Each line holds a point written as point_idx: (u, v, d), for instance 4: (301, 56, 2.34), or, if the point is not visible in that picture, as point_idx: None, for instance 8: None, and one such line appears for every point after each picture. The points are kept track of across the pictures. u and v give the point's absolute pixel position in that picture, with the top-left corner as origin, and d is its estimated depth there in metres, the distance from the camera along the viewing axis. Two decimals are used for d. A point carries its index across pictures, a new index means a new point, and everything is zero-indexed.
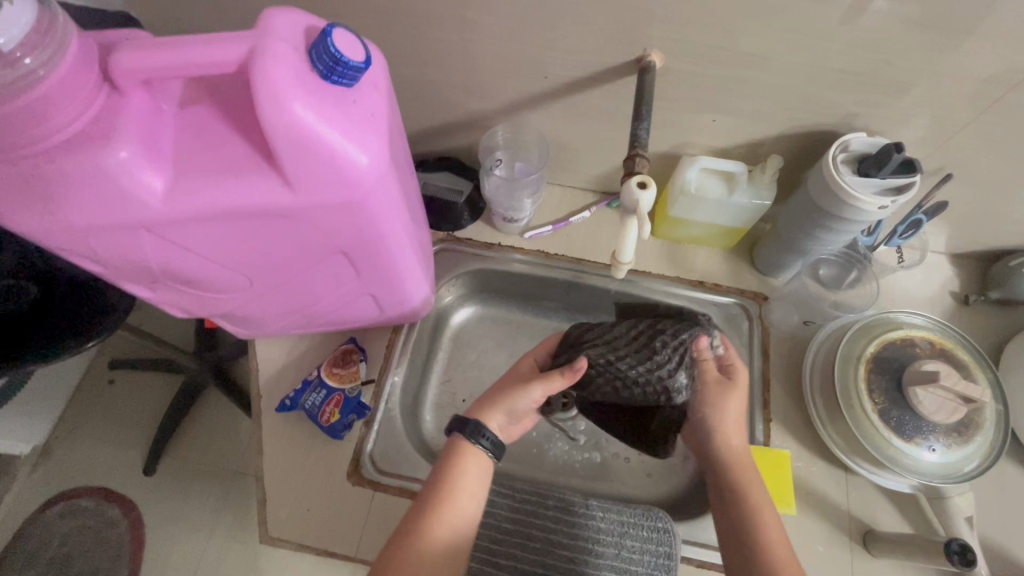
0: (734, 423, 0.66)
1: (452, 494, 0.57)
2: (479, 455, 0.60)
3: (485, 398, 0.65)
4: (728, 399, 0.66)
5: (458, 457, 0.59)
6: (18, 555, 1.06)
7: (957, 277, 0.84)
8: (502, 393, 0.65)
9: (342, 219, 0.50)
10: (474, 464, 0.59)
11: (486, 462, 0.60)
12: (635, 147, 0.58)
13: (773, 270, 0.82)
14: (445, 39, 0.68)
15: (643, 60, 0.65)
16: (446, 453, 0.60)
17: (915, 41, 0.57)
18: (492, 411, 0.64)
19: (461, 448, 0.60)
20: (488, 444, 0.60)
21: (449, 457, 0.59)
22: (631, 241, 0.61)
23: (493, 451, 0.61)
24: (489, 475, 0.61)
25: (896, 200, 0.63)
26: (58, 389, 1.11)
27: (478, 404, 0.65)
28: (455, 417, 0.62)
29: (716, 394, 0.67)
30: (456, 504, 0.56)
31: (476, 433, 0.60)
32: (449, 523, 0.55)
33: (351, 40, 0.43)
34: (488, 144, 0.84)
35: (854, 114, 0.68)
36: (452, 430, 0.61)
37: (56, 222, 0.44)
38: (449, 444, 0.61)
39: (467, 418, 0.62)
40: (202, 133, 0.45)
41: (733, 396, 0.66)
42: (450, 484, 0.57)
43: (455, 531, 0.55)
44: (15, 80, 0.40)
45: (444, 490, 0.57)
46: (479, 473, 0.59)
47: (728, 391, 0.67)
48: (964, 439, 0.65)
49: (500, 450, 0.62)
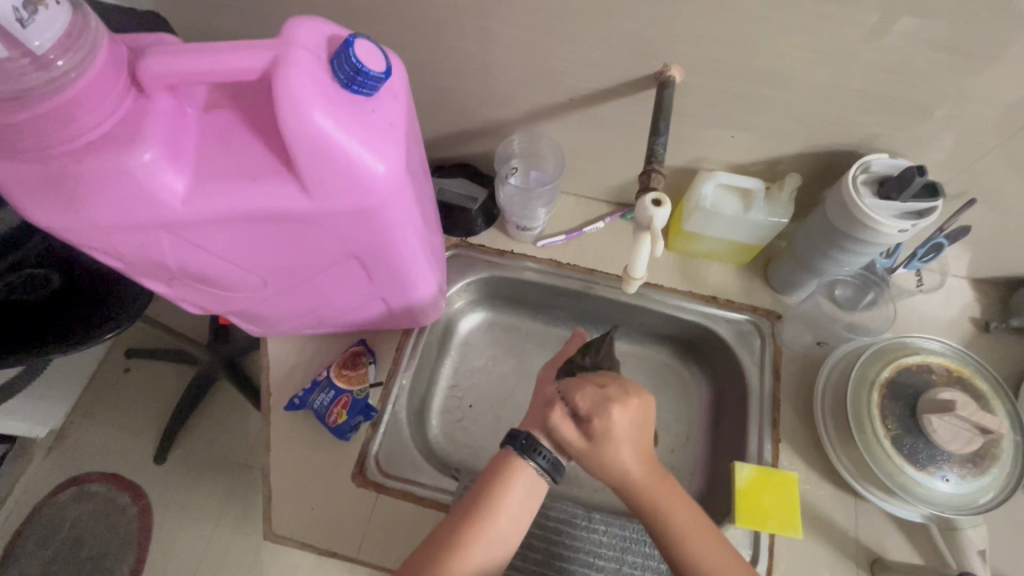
0: (631, 463, 0.56)
1: (494, 514, 0.54)
2: (530, 470, 0.57)
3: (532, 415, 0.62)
4: (609, 451, 0.56)
5: (510, 474, 0.56)
6: (31, 536, 1.08)
7: (978, 303, 0.82)
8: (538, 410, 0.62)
9: (356, 226, 0.50)
10: (525, 479, 0.57)
11: (540, 482, 0.57)
12: (651, 162, 0.58)
13: (787, 288, 0.81)
14: (466, 48, 0.69)
15: (662, 75, 0.65)
16: (496, 465, 0.57)
17: (939, 63, 0.56)
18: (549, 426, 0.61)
19: (512, 465, 0.57)
20: (544, 462, 0.57)
21: (499, 470, 0.57)
22: (644, 257, 0.60)
23: (549, 471, 0.58)
24: (539, 497, 0.57)
25: (915, 225, 0.62)
26: (75, 375, 1.14)
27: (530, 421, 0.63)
28: (509, 431, 0.59)
29: (597, 460, 0.56)
30: (496, 524, 0.54)
31: (530, 449, 0.57)
32: (487, 544, 0.53)
33: (373, 51, 0.44)
34: (504, 151, 0.84)
35: (876, 135, 0.67)
36: (506, 444, 0.59)
37: (79, 220, 0.45)
38: (502, 456, 0.58)
39: (523, 432, 0.59)
40: (223, 136, 0.46)
41: (607, 447, 0.56)
42: (495, 503, 0.55)
43: (492, 552, 0.53)
44: (48, 82, 0.41)
45: (487, 507, 0.54)
46: (527, 490, 0.56)
47: (601, 449, 0.56)
48: (979, 471, 0.64)
49: (558, 471, 0.58)
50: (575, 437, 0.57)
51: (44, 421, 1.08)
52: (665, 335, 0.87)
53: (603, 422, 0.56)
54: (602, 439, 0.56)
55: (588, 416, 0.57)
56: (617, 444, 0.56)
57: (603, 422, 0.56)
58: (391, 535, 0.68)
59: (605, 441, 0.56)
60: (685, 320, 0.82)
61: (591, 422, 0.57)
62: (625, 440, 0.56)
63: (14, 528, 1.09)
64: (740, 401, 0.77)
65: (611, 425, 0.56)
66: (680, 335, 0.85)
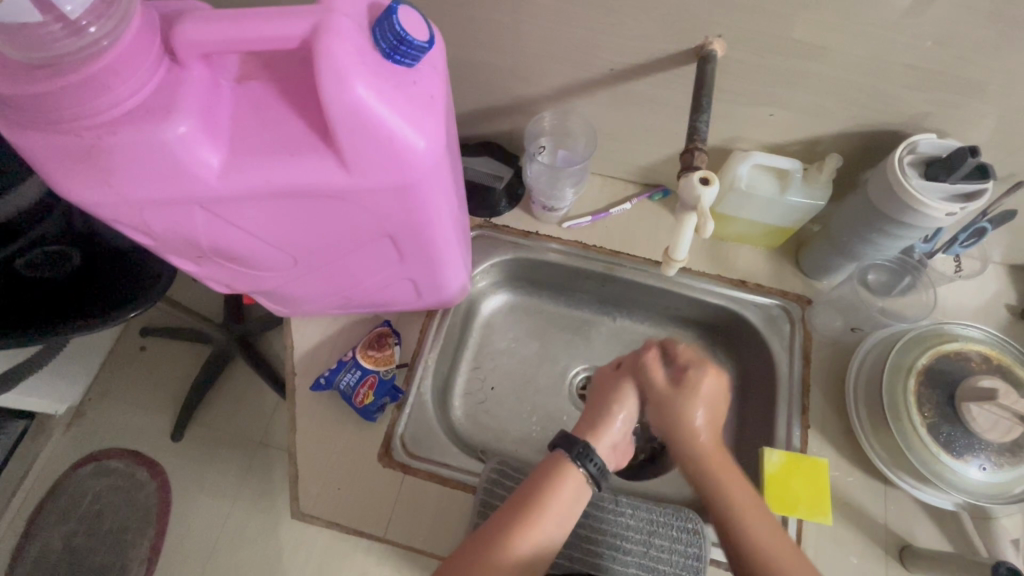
0: (706, 425, 0.61)
1: (541, 514, 0.53)
2: (579, 477, 0.56)
3: (596, 408, 0.64)
4: (691, 402, 0.61)
5: (560, 477, 0.56)
6: (53, 509, 1.10)
7: (1015, 290, 0.80)
8: (599, 408, 0.64)
9: (393, 203, 0.49)
10: (573, 484, 0.56)
11: (586, 488, 0.57)
12: (693, 140, 0.56)
13: (819, 273, 0.79)
14: (498, 20, 0.66)
15: (703, 48, 0.62)
16: (546, 466, 0.57)
17: (999, 36, 0.54)
18: (601, 434, 0.62)
19: (563, 467, 0.57)
20: (593, 470, 0.57)
21: (549, 473, 0.56)
22: (687, 238, 0.59)
23: (595, 478, 0.57)
24: (583, 503, 0.57)
25: (964, 208, 0.60)
26: (94, 352, 1.14)
27: (582, 427, 0.63)
28: (563, 434, 0.59)
29: (678, 408, 0.62)
30: (541, 526, 0.53)
31: (583, 456, 0.57)
32: (533, 545, 0.52)
33: (416, 19, 0.42)
34: (533, 130, 0.82)
35: (923, 114, 0.64)
36: (557, 447, 0.58)
37: (113, 194, 0.44)
38: (552, 460, 0.58)
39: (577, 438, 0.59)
40: (258, 108, 0.44)
41: (690, 395, 0.62)
42: (542, 504, 0.54)
43: (537, 553, 0.52)
44: (82, 48, 0.39)
45: (533, 505, 0.53)
46: (574, 494, 0.56)
47: (684, 396, 0.62)
48: (1017, 460, 0.63)
49: (603, 480, 0.58)
50: (661, 379, 0.64)
51: (63, 398, 1.09)
52: (692, 320, 0.85)
53: (696, 374, 0.63)
54: (688, 388, 0.62)
55: (685, 365, 0.64)
56: (700, 400, 0.62)
57: (696, 369, 0.64)
58: (417, 515, 0.68)
59: (690, 394, 0.62)
60: (715, 305, 0.81)
61: (685, 371, 0.64)
62: (706, 401, 0.62)
63: (36, 501, 1.10)
64: (768, 386, 0.76)
65: (700, 379, 0.63)
66: (706, 320, 0.84)
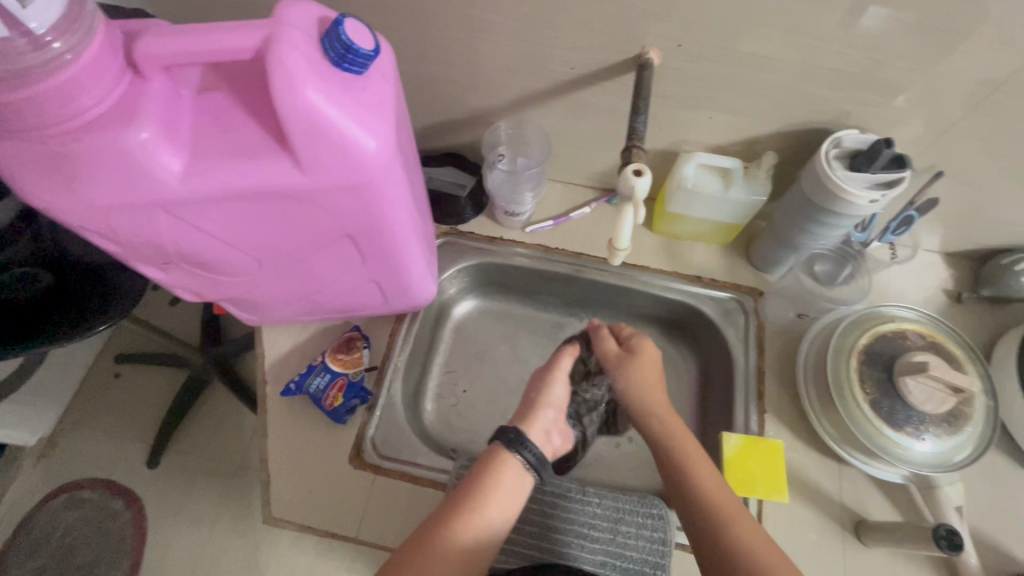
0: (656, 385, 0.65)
1: (482, 504, 0.55)
2: (519, 465, 0.58)
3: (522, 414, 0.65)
4: (636, 364, 0.67)
5: (494, 474, 0.57)
6: (23, 544, 1.07)
7: (949, 275, 0.86)
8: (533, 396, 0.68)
9: (350, 203, 0.52)
10: (513, 474, 0.58)
11: (527, 478, 0.59)
12: (631, 138, 0.61)
13: (767, 266, 0.84)
14: (451, 37, 0.70)
15: (641, 57, 0.67)
16: (486, 460, 0.59)
17: (904, 39, 0.59)
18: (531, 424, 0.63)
19: (501, 459, 0.58)
20: (532, 457, 0.59)
21: (489, 464, 0.58)
22: (627, 228, 0.64)
23: (536, 466, 0.59)
24: (524, 493, 0.58)
25: (885, 195, 0.65)
26: (65, 380, 1.14)
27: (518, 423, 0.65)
28: (498, 427, 0.61)
29: (624, 372, 0.67)
30: (485, 515, 0.54)
31: (519, 443, 0.59)
32: (477, 534, 0.53)
33: (361, 30, 0.45)
34: (491, 139, 0.86)
35: (847, 112, 0.70)
36: (496, 440, 0.60)
37: (78, 199, 0.46)
38: (490, 452, 0.59)
39: (511, 428, 0.61)
40: (218, 116, 0.47)
41: (638, 360, 0.67)
42: (481, 497, 0.55)
43: (482, 544, 0.53)
44: (42, 62, 0.42)
45: (476, 496, 0.55)
46: (514, 486, 0.57)
47: (633, 360, 0.67)
48: (954, 429, 0.66)
49: (543, 469, 0.60)
50: (613, 347, 0.70)
51: (35, 428, 1.08)
52: (653, 317, 0.89)
53: (640, 340, 0.70)
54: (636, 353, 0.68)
55: (630, 336, 0.71)
56: (648, 362, 0.67)
57: (641, 337, 0.70)
58: (388, 516, 0.69)
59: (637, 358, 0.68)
60: (672, 299, 0.84)
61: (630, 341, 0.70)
62: (652, 363, 0.67)
63: (7, 537, 1.08)
64: (727, 376, 0.79)
65: (643, 343, 0.69)
66: (667, 316, 0.88)
